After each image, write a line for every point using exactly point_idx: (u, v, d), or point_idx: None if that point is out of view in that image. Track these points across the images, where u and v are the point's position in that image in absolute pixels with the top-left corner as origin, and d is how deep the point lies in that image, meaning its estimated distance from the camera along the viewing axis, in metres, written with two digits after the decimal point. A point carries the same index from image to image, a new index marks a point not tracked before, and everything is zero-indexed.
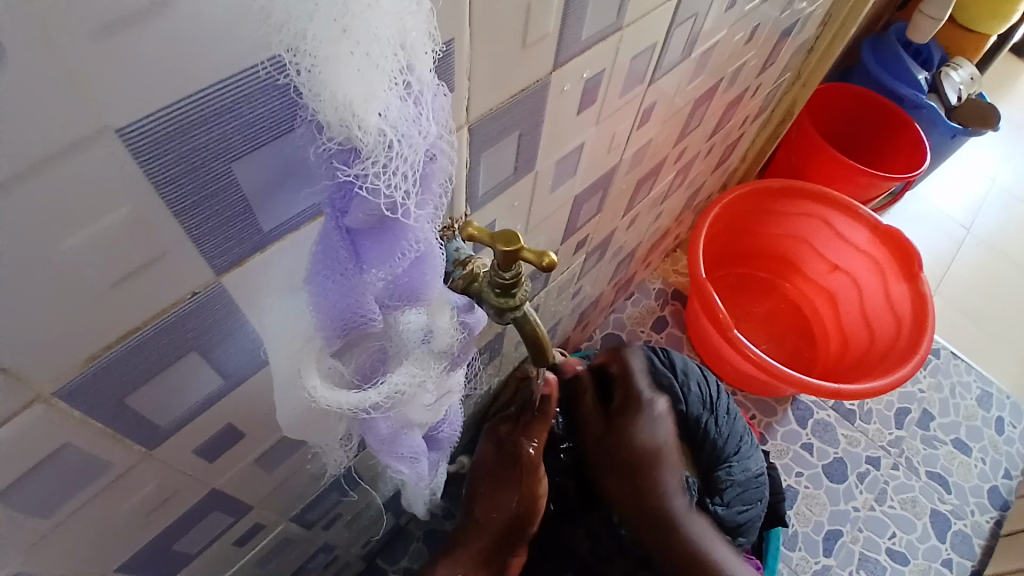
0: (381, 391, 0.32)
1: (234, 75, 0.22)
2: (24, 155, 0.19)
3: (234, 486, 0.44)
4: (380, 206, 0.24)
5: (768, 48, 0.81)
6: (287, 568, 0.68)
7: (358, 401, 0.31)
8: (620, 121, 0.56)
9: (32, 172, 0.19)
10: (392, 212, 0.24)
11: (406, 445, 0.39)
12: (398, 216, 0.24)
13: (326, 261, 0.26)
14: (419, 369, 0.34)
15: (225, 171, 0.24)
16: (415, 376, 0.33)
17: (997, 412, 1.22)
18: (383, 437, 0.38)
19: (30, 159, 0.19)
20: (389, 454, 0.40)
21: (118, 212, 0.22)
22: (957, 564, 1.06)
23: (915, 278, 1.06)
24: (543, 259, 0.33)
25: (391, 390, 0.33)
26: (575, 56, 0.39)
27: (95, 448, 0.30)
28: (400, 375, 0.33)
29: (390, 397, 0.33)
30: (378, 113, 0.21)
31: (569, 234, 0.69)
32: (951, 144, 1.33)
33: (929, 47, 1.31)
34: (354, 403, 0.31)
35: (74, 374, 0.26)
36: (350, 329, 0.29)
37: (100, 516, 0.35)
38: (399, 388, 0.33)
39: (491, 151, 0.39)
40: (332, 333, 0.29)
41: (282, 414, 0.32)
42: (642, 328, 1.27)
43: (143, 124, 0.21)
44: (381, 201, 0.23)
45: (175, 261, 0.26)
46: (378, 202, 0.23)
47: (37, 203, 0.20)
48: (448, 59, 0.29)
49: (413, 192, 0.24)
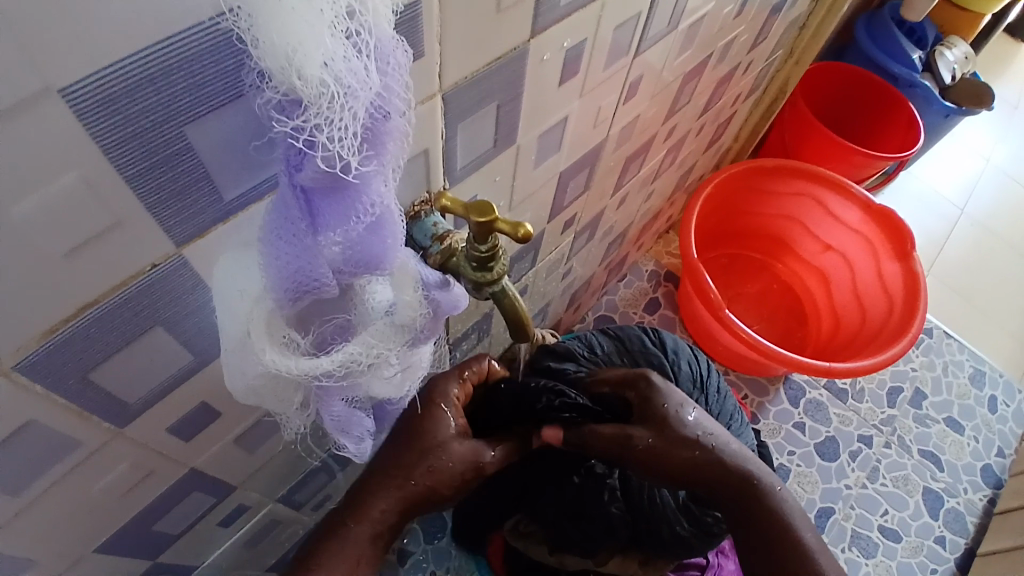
0: (334, 359, 0.31)
1: (182, 31, 0.21)
2: None
3: (214, 465, 0.44)
4: (321, 161, 0.23)
5: (759, 23, 0.80)
6: (277, 550, 0.68)
7: (310, 367, 0.31)
8: (606, 95, 0.55)
9: None
10: (337, 169, 0.23)
11: (359, 421, 0.39)
12: (344, 173, 0.23)
13: (279, 221, 0.25)
14: (378, 340, 0.33)
15: (176, 135, 0.23)
16: (374, 347, 0.33)
17: (990, 390, 1.23)
18: (336, 415, 0.37)
19: None
20: (342, 429, 0.39)
21: (69, 176, 0.21)
22: (950, 541, 1.07)
23: (907, 256, 1.05)
24: (518, 230, 0.32)
25: (347, 359, 0.32)
26: (554, 23, 0.38)
27: (64, 426, 0.30)
28: (356, 344, 0.32)
29: (344, 366, 0.32)
30: (320, 61, 0.20)
31: (556, 213, 0.68)
32: (945, 122, 1.32)
33: (923, 25, 1.29)
34: (305, 369, 0.30)
35: (34, 347, 0.25)
36: (305, 295, 0.29)
37: (74, 496, 0.34)
38: (355, 358, 0.32)
39: (468, 122, 0.38)
40: (286, 296, 0.28)
41: (231, 381, 0.31)
42: (635, 309, 1.27)
43: (89, 84, 0.20)
44: (324, 156, 0.23)
45: (131, 230, 0.25)
46: (322, 157, 0.23)
47: None
48: (414, 20, 0.28)
49: (357, 148, 0.23)
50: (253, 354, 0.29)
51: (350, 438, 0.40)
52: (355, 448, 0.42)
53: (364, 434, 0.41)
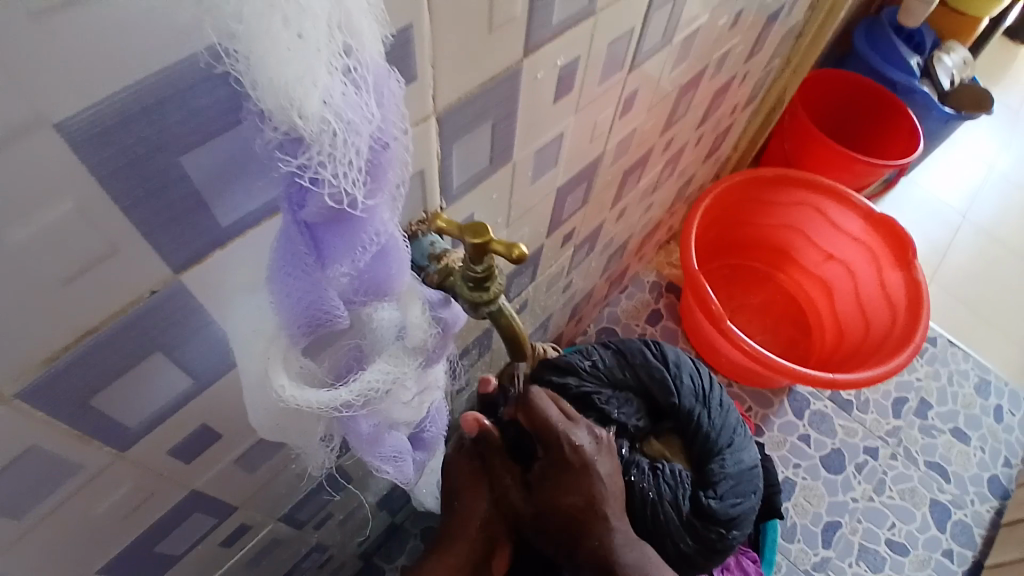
0: (353, 389, 0.32)
1: (171, 65, 0.21)
2: None
3: (215, 486, 0.44)
4: (328, 198, 0.23)
5: (754, 33, 0.80)
6: (279, 568, 0.67)
7: (329, 399, 0.31)
8: (602, 109, 0.55)
9: None
10: (344, 203, 0.23)
11: (390, 445, 0.39)
12: (351, 206, 0.23)
13: (287, 258, 0.26)
14: (393, 365, 0.33)
15: (171, 165, 0.24)
16: (390, 372, 0.33)
17: (995, 399, 1.22)
18: (365, 436, 0.37)
19: None
20: (373, 453, 0.39)
21: (65, 205, 0.22)
22: (957, 554, 1.06)
23: (909, 266, 1.05)
24: (512, 251, 0.32)
25: (364, 388, 0.32)
26: (546, 41, 0.38)
27: (63, 450, 0.30)
28: (373, 372, 0.33)
29: (363, 395, 0.33)
30: (320, 99, 0.20)
31: (554, 227, 0.68)
32: (944, 129, 1.32)
33: (921, 30, 1.30)
34: (325, 402, 0.31)
35: (33, 375, 0.25)
36: (317, 327, 0.29)
37: (74, 520, 0.34)
38: (373, 386, 0.32)
39: (463, 142, 0.39)
40: (300, 332, 0.29)
41: (254, 412, 0.32)
42: (637, 321, 1.27)
43: (84, 116, 0.20)
44: (330, 191, 0.23)
45: (128, 256, 0.25)
46: (328, 193, 0.23)
47: None
48: (405, 46, 0.29)
49: (362, 181, 0.24)
50: (273, 390, 0.30)
51: (381, 460, 0.40)
52: (393, 467, 0.42)
53: (399, 453, 0.41)
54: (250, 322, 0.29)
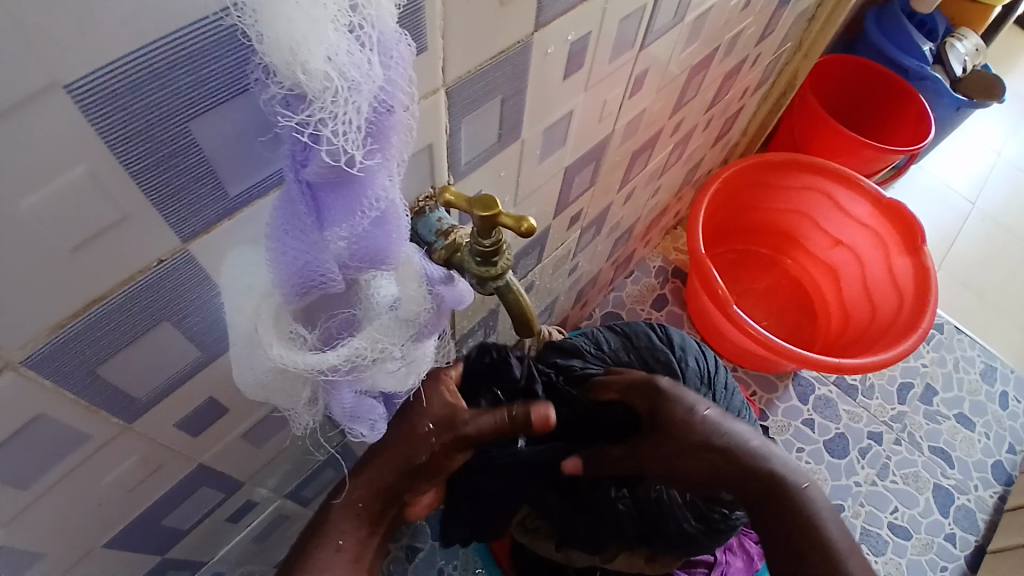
0: (340, 353, 0.31)
1: (183, 27, 0.21)
2: None
3: (222, 460, 0.44)
4: (327, 157, 0.23)
5: (766, 15, 0.79)
6: (285, 545, 0.68)
7: (316, 362, 0.30)
8: (611, 89, 0.54)
9: None
10: (342, 163, 0.23)
11: (367, 410, 0.39)
12: (349, 167, 0.23)
13: (286, 218, 0.26)
14: (384, 335, 0.33)
15: (180, 130, 0.23)
16: (379, 341, 0.33)
17: (1001, 386, 1.22)
18: (347, 404, 0.37)
19: None
20: (350, 418, 0.39)
21: (74, 172, 0.22)
22: (960, 538, 1.06)
23: (918, 251, 1.04)
24: (521, 225, 0.32)
25: (352, 354, 0.32)
26: (558, 16, 0.38)
27: (71, 420, 0.30)
28: (362, 338, 0.32)
29: (350, 361, 0.32)
30: (324, 56, 0.20)
31: (561, 208, 0.68)
32: (956, 115, 1.30)
33: (933, 16, 1.29)
34: (312, 365, 0.30)
35: (41, 342, 0.25)
36: (311, 289, 0.29)
37: (82, 489, 0.34)
38: (360, 353, 0.32)
39: (472, 117, 0.38)
40: (292, 290, 0.29)
41: (241, 374, 0.31)
42: (642, 305, 1.27)
43: (94, 78, 0.20)
44: (328, 150, 0.23)
45: (136, 225, 0.25)
46: (326, 152, 0.23)
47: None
48: (416, 14, 0.28)
49: (362, 142, 0.23)
50: (262, 351, 0.30)
51: (361, 425, 0.40)
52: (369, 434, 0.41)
53: (376, 420, 0.41)
54: (240, 283, 0.29)
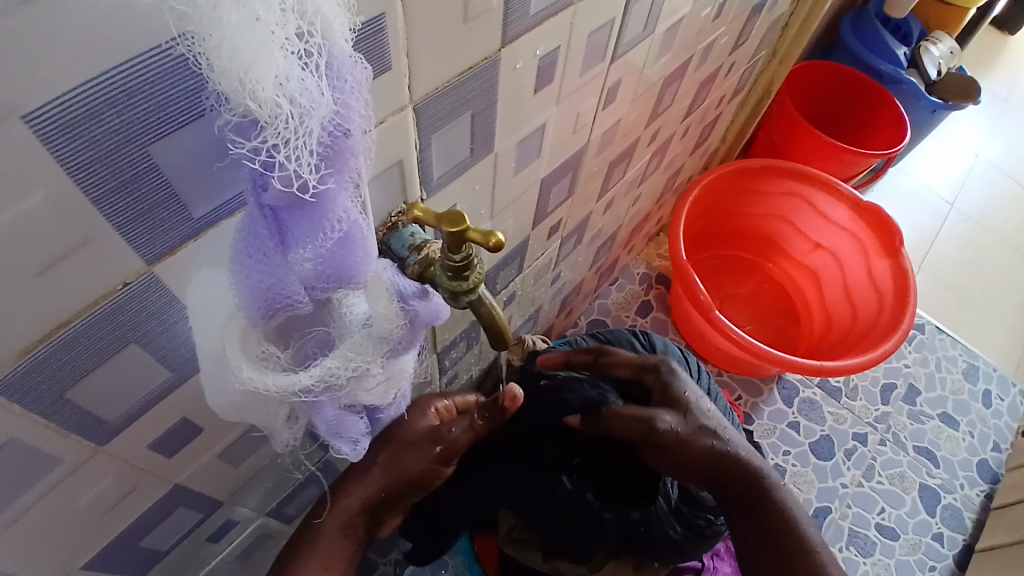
0: (312, 374, 0.32)
1: (136, 55, 0.21)
2: None
3: (199, 480, 0.44)
4: (284, 181, 0.23)
5: (740, 24, 0.80)
6: (271, 562, 0.67)
7: (289, 384, 0.31)
8: (585, 100, 0.55)
9: None
10: (296, 188, 0.23)
11: (353, 428, 0.39)
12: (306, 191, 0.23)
13: (249, 241, 0.26)
14: (357, 354, 0.33)
15: (138, 155, 0.23)
16: (351, 360, 0.33)
17: (984, 385, 1.23)
18: (330, 420, 0.37)
19: None
20: (336, 438, 0.39)
21: (32, 199, 0.22)
22: (947, 537, 1.07)
23: (896, 253, 1.06)
24: (489, 239, 0.32)
25: (325, 374, 0.32)
26: (525, 32, 0.38)
27: (41, 444, 0.30)
28: (335, 358, 0.32)
29: (323, 380, 0.32)
30: (273, 82, 0.20)
31: (540, 219, 0.68)
32: (931, 118, 1.32)
33: (908, 21, 1.31)
34: (283, 387, 0.30)
35: (8, 368, 0.25)
36: (279, 312, 0.29)
37: (55, 514, 0.34)
38: (334, 372, 0.32)
39: (442, 133, 0.38)
40: (258, 315, 0.29)
41: (212, 398, 0.31)
42: (627, 312, 1.27)
43: (48, 109, 0.20)
44: (284, 176, 0.23)
45: (97, 248, 0.25)
46: (282, 177, 0.23)
47: None
48: (378, 34, 0.28)
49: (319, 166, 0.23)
50: (230, 372, 0.30)
51: (347, 443, 0.40)
52: (354, 452, 0.41)
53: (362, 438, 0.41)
54: (208, 305, 0.29)
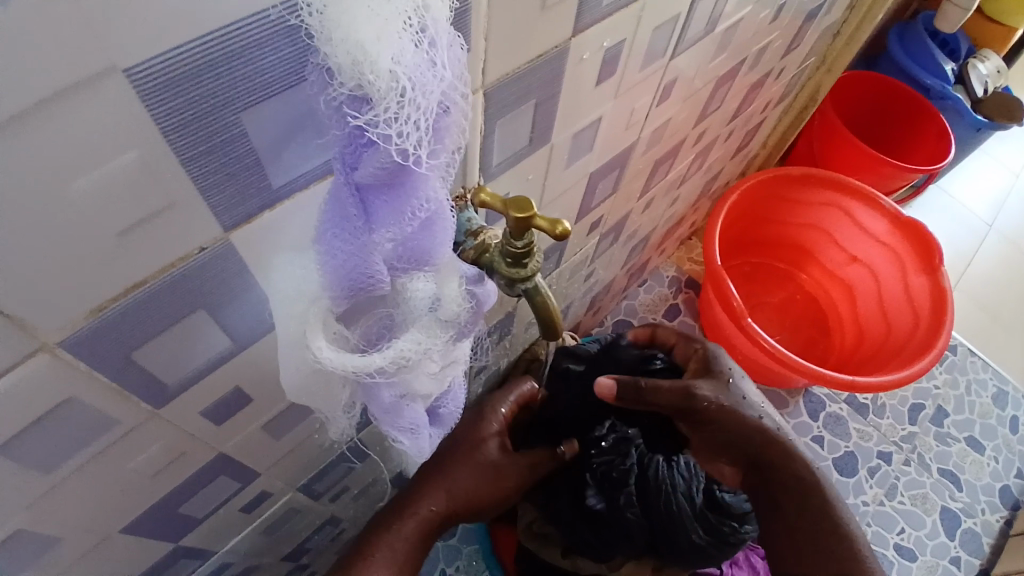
0: (387, 355, 0.32)
1: (246, 17, 0.21)
2: (46, 81, 0.18)
3: (241, 451, 0.44)
4: (387, 156, 0.23)
5: (793, 29, 0.79)
6: (294, 537, 0.68)
7: (363, 364, 0.31)
8: (639, 97, 0.54)
9: (49, 102, 0.19)
10: (402, 162, 0.23)
11: (409, 417, 0.39)
12: (409, 165, 0.23)
13: (336, 220, 0.26)
14: (426, 337, 0.33)
15: (231, 121, 0.24)
16: (422, 344, 0.33)
17: (1014, 410, 1.20)
18: (385, 406, 0.37)
19: (54, 85, 0.19)
20: (390, 423, 0.39)
21: (125, 156, 0.22)
22: (965, 562, 1.05)
23: (934, 271, 1.04)
24: (556, 227, 0.32)
25: (398, 356, 0.32)
26: (595, 22, 0.38)
27: (102, 404, 0.30)
28: (406, 341, 0.32)
29: (396, 362, 0.32)
30: (389, 57, 0.20)
31: (583, 214, 0.68)
32: (977, 136, 1.29)
33: (956, 37, 1.28)
34: (357, 367, 0.31)
35: (81, 325, 0.26)
36: (358, 292, 0.29)
37: (106, 473, 0.35)
38: (407, 355, 0.32)
39: (505, 120, 0.38)
40: (341, 294, 0.29)
41: (285, 376, 0.32)
42: (654, 315, 1.27)
43: (151, 65, 0.20)
44: (391, 150, 0.23)
45: (181, 212, 0.25)
46: (385, 152, 0.23)
47: (52, 132, 0.20)
48: (464, 15, 0.28)
49: (426, 141, 0.23)
50: (309, 352, 0.30)
51: (402, 430, 0.40)
52: (409, 440, 0.41)
53: (416, 426, 0.40)
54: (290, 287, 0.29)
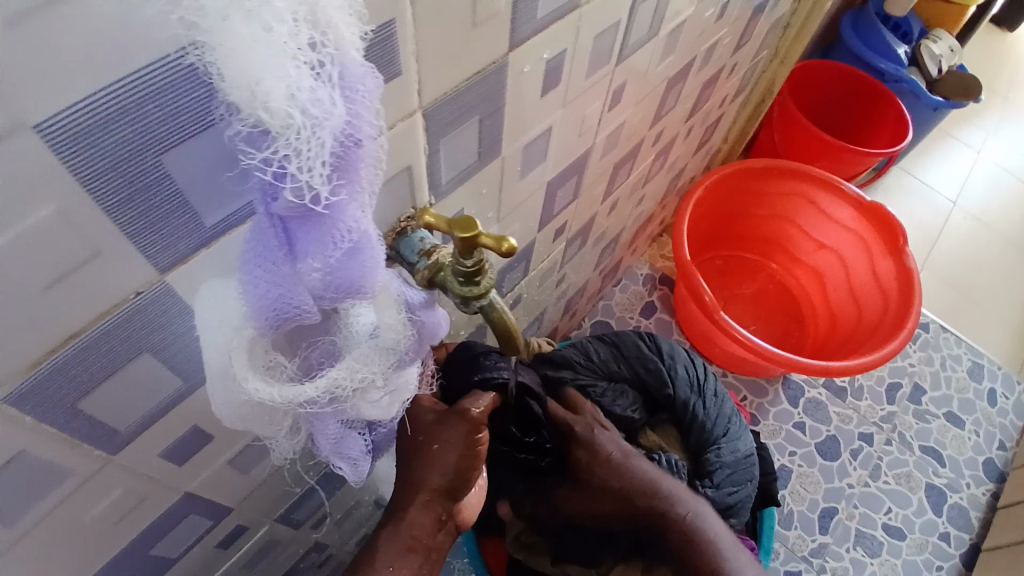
0: (318, 386, 0.31)
1: (150, 64, 0.21)
2: None
3: (208, 489, 0.44)
4: (292, 196, 0.23)
5: (741, 25, 0.80)
6: (279, 567, 0.68)
7: (293, 395, 0.30)
8: (589, 103, 0.55)
9: None
10: (307, 202, 0.23)
11: (351, 445, 0.39)
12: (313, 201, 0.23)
13: (257, 249, 0.26)
14: (362, 365, 0.32)
15: (153, 164, 0.23)
16: (356, 373, 0.32)
17: (989, 383, 1.23)
18: (331, 436, 0.37)
19: None
20: (334, 452, 0.38)
21: (45, 211, 0.22)
22: (954, 537, 1.07)
23: (898, 252, 1.06)
24: (502, 244, 0.32)
25: (331, 385, 0.31)
26: (532, 35, 0.38)
27: (53, 455, 0.30)
28: (341, 369, 0.32)
29: (328, 392, 0.32)
30: (285, 92, 0.20)
31: (546, 222, 0.68)
32: (932, 116, 1.32)
33: (908, 20, 1.31)
34: (289, 397, 0.30)
35: (19, 380, 0.25)
36: (287, 322, 0.29)
37: (68, 523, 0.34)
38: (340, 383, 0.31)
39: (450, 138, 0.38)
40: (267, 324, 0.28)
41: (218, 406, 0.31)
42: (631, 314, 1.27)
43: (63, 117, 0.20)
44: (293, 188, 0.23)
45: (111, 258, 0.25)
46: (290, 190, 0.23)
47: None
48: (388, 40, 0.28)
49: (327, 177, 0.23)
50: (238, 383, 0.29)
51: (345, 461, 0.39)
52: (349, 469, 0.40)
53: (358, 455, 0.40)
54: (215, 320, 0.28)
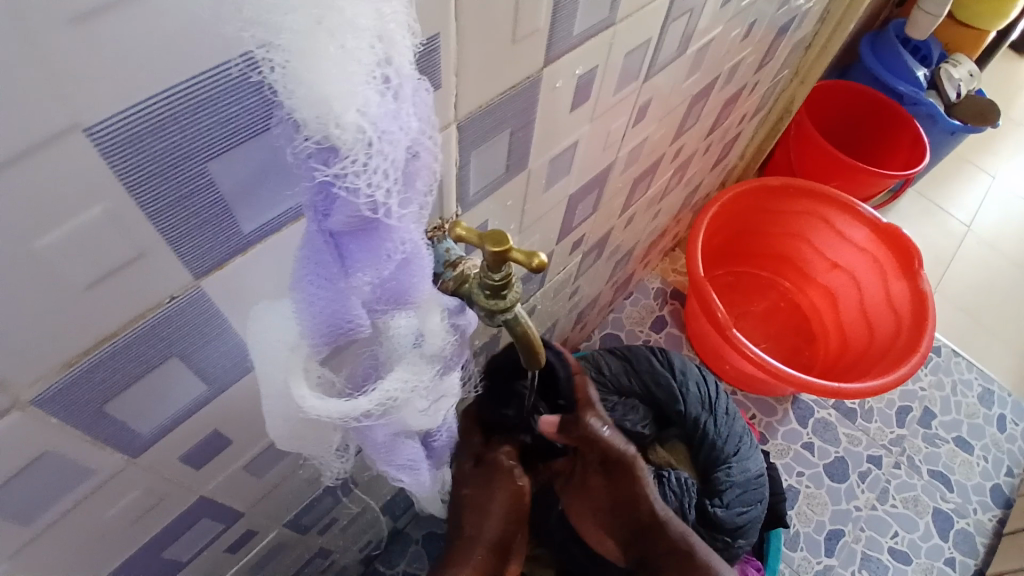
0: (372, 398, 0.31)
1: (208, 72, 0.21)
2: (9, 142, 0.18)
3: (223, 491, 0.43)
4: (362, 207, 0.23)
5: (766, 44, 0.80)
6: (283, 571, 0.67)
7: (350, 409, 0.30)
8: (615, 119, 0.55)
9: (15, 160, 0.19)
10: (377, 214, 0.24)
11: (404, 453, 0.38)
12: (380, 216, 0.24)
13: (310, 264, 0.26)
14: (413, 375, 0.33)
15: (198, 171, 0.23)
16: (408, 381, 0.32)
17: (999, 409, 1.22)
18: (381, 444, 0.37)
19: (16, 145, 0.18)
20: (387, 462, 0.38)
21: (93, 212, 0.21)
22: (959, 562, 1.06)
23: (914, 275, 1.05)
24: (533, 260, 0.32)
25: (383, 397, 0.32)
26: (567, 51, 0.38)
27: (78, 455, 0.29)
28: (392, 381, 0.32)
29: (382, 404, 0.32)
30: (356, 109, 0.20)
31: (565, 234, 0.68)
32: (950, 140, 1.32)
33: (928, 43, 1.31)
34: (344, 412, 0.30)
35: (53, 379, 0.25)
36: (340, 336, 0.29)
37: (86, 522, 0.34)
38: (391, 394, 0.32)
39: (481, 150, 0.38)
40: (322, 341, 0.28)
41: (273, 428, 0.31)
42: (641, 328, 1.27)
43: (114, 122, 0.20)
44: (367, 203, 0.23)
45: (153, 262, 0.25)
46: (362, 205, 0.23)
47: (20, 190, 0.19)
48: (433, 54, 0.28)
49: (395, 190, 0.24)
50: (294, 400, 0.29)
51: (401, 470, 0.40)
52: (408, 476, 0.41)
53: (414, 462, 0.40)
54: (270, 338, 0.28)
